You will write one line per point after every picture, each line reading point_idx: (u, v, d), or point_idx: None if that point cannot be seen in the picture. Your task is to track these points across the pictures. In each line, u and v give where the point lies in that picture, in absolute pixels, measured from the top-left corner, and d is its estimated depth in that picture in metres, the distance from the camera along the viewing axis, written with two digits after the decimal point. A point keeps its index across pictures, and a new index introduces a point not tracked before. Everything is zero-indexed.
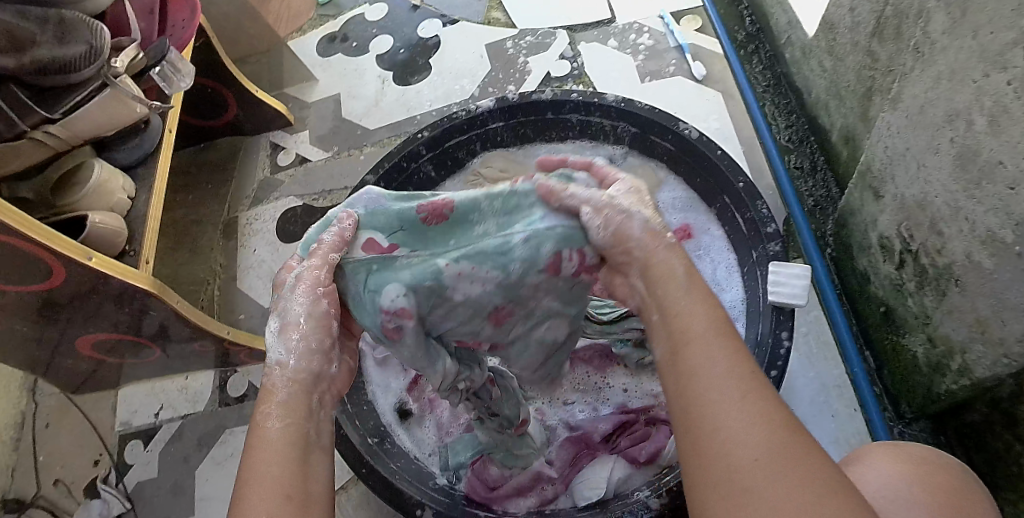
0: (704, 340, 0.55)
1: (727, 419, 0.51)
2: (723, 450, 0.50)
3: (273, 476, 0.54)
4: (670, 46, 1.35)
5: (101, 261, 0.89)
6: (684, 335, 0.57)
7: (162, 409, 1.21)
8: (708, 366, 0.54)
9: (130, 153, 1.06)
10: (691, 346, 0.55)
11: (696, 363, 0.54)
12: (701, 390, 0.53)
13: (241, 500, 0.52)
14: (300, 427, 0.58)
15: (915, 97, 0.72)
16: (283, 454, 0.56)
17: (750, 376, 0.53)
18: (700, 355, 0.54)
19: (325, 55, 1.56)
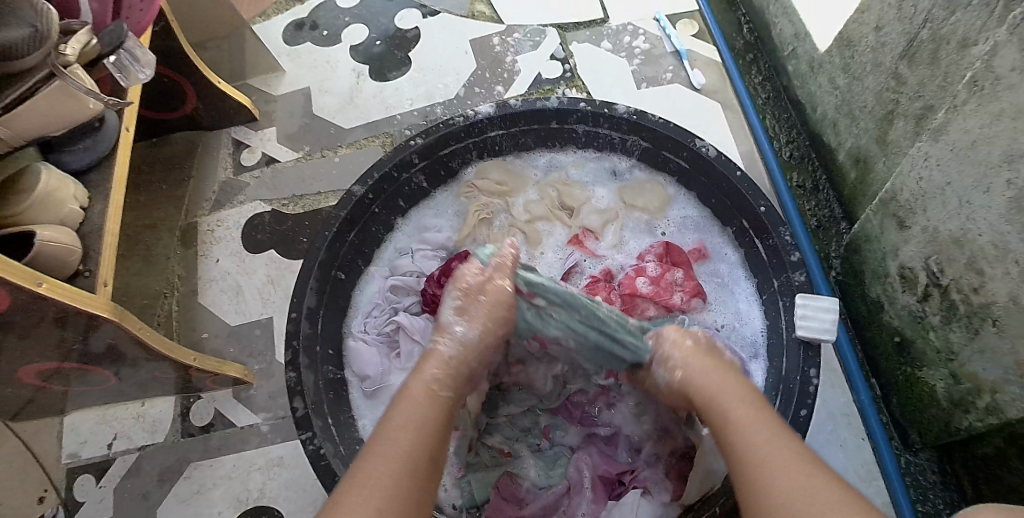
0: (740, 423, 0.67)
1: (771, 452, 0.63)
2: (761, 495, 0.61)
3: (409, 434, 0.68)
4: (667, 51, 1.31)
5: (51, 287, 0.81)
6: (718, 407, 0.70)
7: (116, 439, 1.13)
8: (746, 422, 0.67)
9: (82, 157, 0.95)
10: (729, 427, 0.68)
11: (733, 425, 0.68)
12: (739, 438, 0.66)
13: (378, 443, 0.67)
14: (443, 406, 0.72)
15: (967, 131, 0.71)
16: (433, 417, 0.70)
17: (764, 417, 0.67)
18: (726, 413, 0.69)
19: (292, 44, 1.44)
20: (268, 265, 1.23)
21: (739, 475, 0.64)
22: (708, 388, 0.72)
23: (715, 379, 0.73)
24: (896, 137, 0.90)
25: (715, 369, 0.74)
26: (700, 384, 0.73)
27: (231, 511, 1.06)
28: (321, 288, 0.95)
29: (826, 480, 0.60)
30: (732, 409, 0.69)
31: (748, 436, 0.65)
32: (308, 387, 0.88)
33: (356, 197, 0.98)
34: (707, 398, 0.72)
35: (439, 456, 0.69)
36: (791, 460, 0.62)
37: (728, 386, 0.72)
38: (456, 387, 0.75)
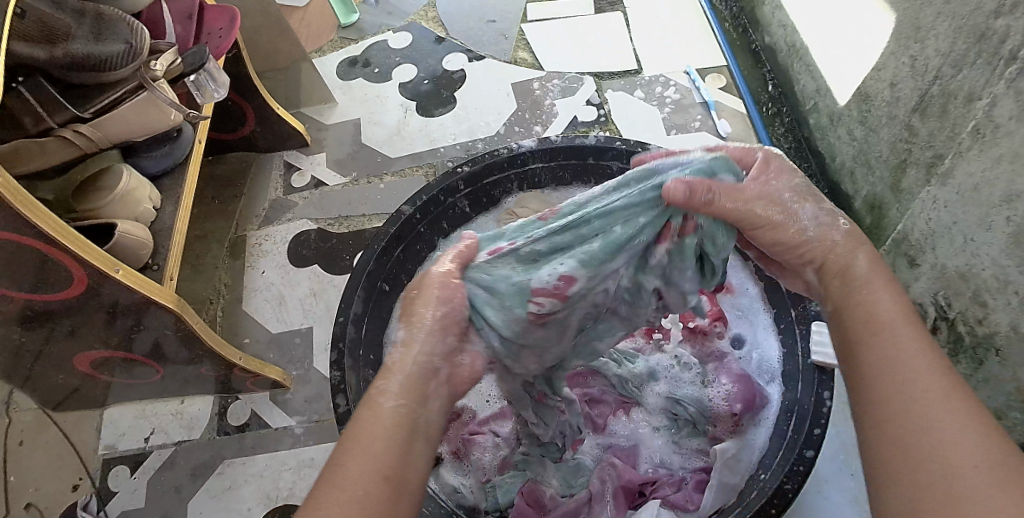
0: (896, 328, 0.59)
1: (947, 405, 0.52)
2: (923, 442, 0.51)
3: (374, 452, 0.58)
4: (697, 102, 1.40)
5: (127, 274, 0.89)
6: (878, 322, 0.60)
7: (154, 433, 1.17)
8: (913, 354, 0.56)
9: (158, 162, 1.07)
10: (880, 332, 0.59)
11: (893, 348, 0.57)
12: (900, 369, 0.56)
13: (338, 465, 0.57)
14: (409, 411, 0.62)
15: (970, 175, 0.78)
16: (390, 436, 0.59)
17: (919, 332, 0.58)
18: (872, 313, 0.61)
19: (345, 78, 1.56)
20: (311, 278, 1.31)
21: (886, 412, 0.55)
22: (866, 301, 0.62)
23: (871, 290, 0.62)
24: (909, 184, 0.97)
25: (879, 275, 0.63)
26: (855, 288, 0.63)
27: (260, 509, 1.09)
28: (367, 298, 1.01)
29: (1010, 463, 0.49)
30: (901, 332, 0.58)
31: (899, 344, 0.57)
32: (351, 385, 0.94)
33: (405, 215, 1.06)
34: (864, 310, 0.61)
35: (401, 475, 0.57)
36: (969, 422, 0.51)
37: (890, 305, 0.61)
38: (414, 394, 0.63)
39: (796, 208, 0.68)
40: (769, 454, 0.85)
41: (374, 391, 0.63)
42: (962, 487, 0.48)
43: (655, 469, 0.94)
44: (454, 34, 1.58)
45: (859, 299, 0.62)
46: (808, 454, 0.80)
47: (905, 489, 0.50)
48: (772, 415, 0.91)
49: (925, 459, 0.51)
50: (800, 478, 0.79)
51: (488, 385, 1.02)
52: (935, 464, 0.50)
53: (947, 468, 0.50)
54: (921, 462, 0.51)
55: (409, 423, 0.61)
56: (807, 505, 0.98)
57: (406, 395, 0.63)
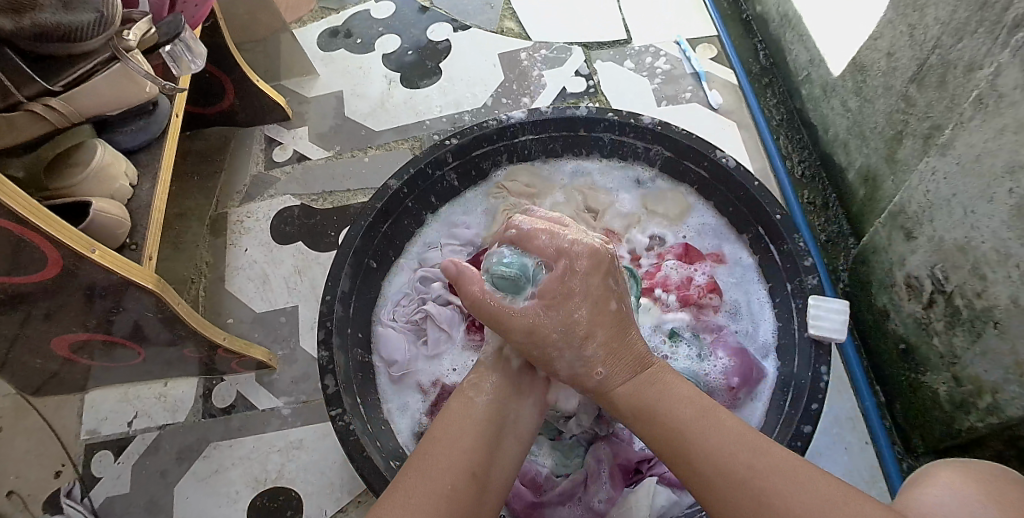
0: (692, 429, 0.66)
1: (768, 492, 0.60)
2: None
3: (465, 440, 0.68)
4: (687, 72, 1.37)
5: (103, 255, 0.86)
6: (673, 432, 0.66)
7: (136, 417, 1.14)
8: (718, 455, 0.63)
9: (134, 137, 1.02)
10: (683, 438, 0.65)
11: (704, 459, 0.63)
12: (723, 475, 0.62)
13: (429, 453, 0.67)
14: (498, 408, 0.73)
15: (972, 146, 0.77)
16: (484, 436, 0.70)
17: (704, 417, 0.67)
18: (660, 419, 0.68)
19: (327, 49, 1.51)
20: (296, 256, 1.27)
21: (734, 514, 0.61)
22: (657, 410, 0.69)
23: (651, 399, 0.70)
24: (905, 156, 0.96)
25: (636, 387, 0.71)
26: (638, 408, 0.70)
27: (250, 491, 1.08)
28: (354, 275, 0.99)
29: (844, 502, 0.58)
30: (694, 436, 0.65)
31: (705, 446, 0.64)
32: (339, 366, 0.91)
33: (392, 190, 1.02)
34: (657, 421, 0.68)
35: (486, 472, 0.68)
36: (800, 494, 0.59)
37: (674, 408, 0.68)
38: (503, 396, 0.75)
39: (552, 346, 0.74)
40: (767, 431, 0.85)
41: (467, 385, 0.76)
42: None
43: None
44: (438, 3, 1.53)
45: (649, 417, 0.69)
46: (805, 429, 0.81)
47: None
48: (768, 388, 0.95)
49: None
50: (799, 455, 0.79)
51: None
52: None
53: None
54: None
55: (497, 424, 0.72)
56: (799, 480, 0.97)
57: (495, 395, 0.74)
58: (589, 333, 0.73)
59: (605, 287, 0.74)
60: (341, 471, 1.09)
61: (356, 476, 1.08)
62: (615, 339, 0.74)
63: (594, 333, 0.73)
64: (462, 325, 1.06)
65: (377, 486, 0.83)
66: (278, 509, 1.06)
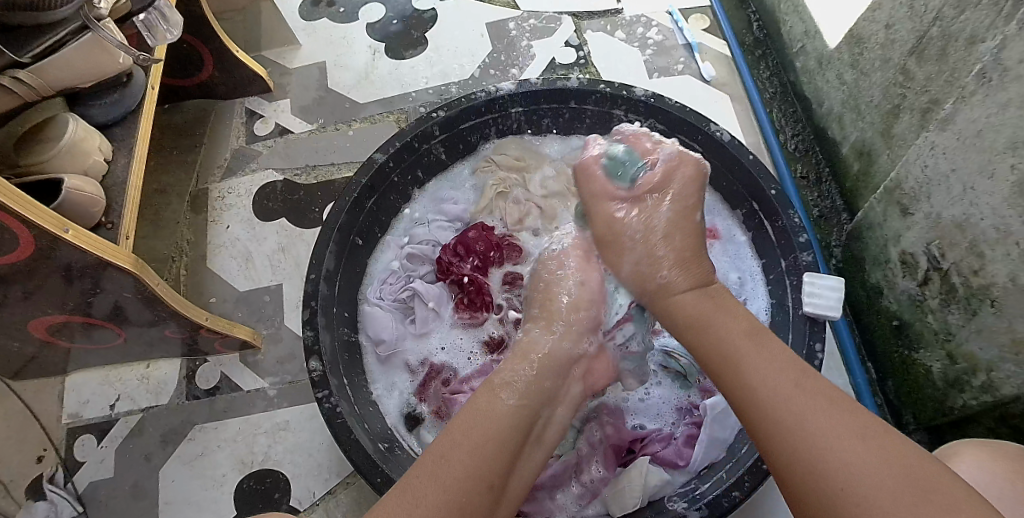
0: (743, 350, 0.63)
1: (808, 415, 0.56)
2: (810, 443, 0.54)
3: (484, 444, 0.65)
4: (679, 43, 1.34)
5: (77, 235, 0.82)
6: (725, 356, 0.64)
7: (119, 400, 1.11)
8: (767, 372, 0.61)
9: (107, 111, 0.98)
10: (739, 357, 0.63)
11: (750, 374, 0.61)
12: (766, 396, 0.59)
13: (447, 451, 0.64)
14: (524, 413, 0.70)
15: (973, 121, 0.75)
16: (509, 442, 0.67)
17: (759, 340, 0.64)
18: (714, 333, 0.67)
19: (308, 19, 1.45)
20: (279, 233, 1.24)
21: (772, 430, 0.57)
22: (709, 324, 0.68)
23: (708, 316, 0.69)
24: (902, 130, 0.95)
25: (694, 301, 0.71)
26: (693, 320, 0.69)
27: (236, 474, 1.06)
28: (339, 252, 0.96)
29: (880, 437, 0.53)
30: (747, 353, 0.63)
31: (757, 362, 0.62)
32: (325, 346, 0.89)
33: (377, 164, 0.99)
34: (709, 336, 0.67)
35: (503, 481, 0.65)
36: (834, 421, 0.55)
37: (728, 324, 0.67)
38: (530, 401, 0.71)
39: (630, 243, 0.77)
40: None
41: (499, 382, 0.71)
42: (858, 488, 0.51)
43: (643, 423, 0.93)
44: None
45: (701, 331, 0.68)
46: None
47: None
48: None
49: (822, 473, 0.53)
50: None
51: (472, 341, 1.01)
52: (828, 478, 0.52)
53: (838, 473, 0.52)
54: (820, 477, 0.53)
55: (522, 430, 0.69)
56: None
57: (525, 398, 0.71)
58: (666, 235, 0.75)
59: (697, 196, 0.78)
60: (329, 452, 1.07)
61: (344, 458, 1.06)
62: (690, 251, 0.75)
63: (671, 237, 0.75)
64: (451, 303, 1.04)
65: (366, 469, 0.82)
66: (265, 492, 1.05)
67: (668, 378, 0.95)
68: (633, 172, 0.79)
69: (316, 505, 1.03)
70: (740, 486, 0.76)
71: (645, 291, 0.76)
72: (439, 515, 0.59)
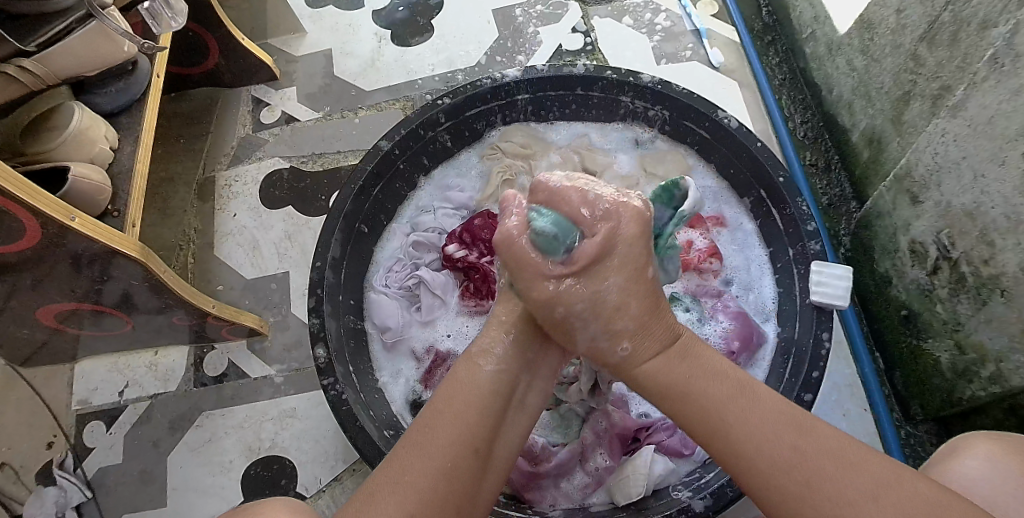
0: (730, 416, 0.60)
1: (819, 479, 0.55)
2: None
3: (465, 411, 0.64)
4: (687, 29, 1.33)
5: (84, 222, 0.83)
6: (713, 420, 0.60)
7: (127, 387, 1.12)
8: (761, 442, 0.58)
9: (113, 98, 0.98)
10: (726, 424, 0.60)
11: (749, 450, 0.58)
12: (769, 469, 0.57)
13: (427, 423, 0.63)
14: (508, 379, 0.68)
15: (985, 108, 0.74)
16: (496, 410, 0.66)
17: (742, 403, 0.60)
18: (691, 400, 0.62)
19: (314, 6, 1.45)
20: (285, 221, 1.24)
21: (784, 498, 0.56)
22: (688, 393, 0.63)
23: (683, 384, 0.63)
24: (912, 117, 0.94)
25: (663, 368, 0.65)
26: (666, 387, 0.64)
27: (243, 461, 1.07)
28: (345, 240, 0.96)
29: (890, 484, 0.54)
30: (735, 422, 0.59)
31: (748, 429, 0.59)
32: (331, 333, 0.89)
33: (383, 152, 0.98)
34: (689, 407, 0.62)
35: (488, 448, 0.64)
36: (844, 476, 0.55)
37: (705, 391, 0.62)
38: (513, 366, 0.69)
39: (579, 319, 0.66)
40: None
41: (476, 350, 0.69)
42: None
43: (647, 411, 0.93)
44: None
45: (678, 399, 0.63)
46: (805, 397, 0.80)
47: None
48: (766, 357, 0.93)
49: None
50: None
51: (477, 330, 1.01)
52: None
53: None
54: None
55: (504, 394, 0.68)
56: None
57: (504, 364, 0.69)
58: (613, 306, 0.65)
59: (648, 253, 0.65)
60: (335, 439, 1.08)
61: (350, 444, 1.07)
62: (650, 312, 0.66)
63: (625, 303, 0.65)
64: (457, 291, 1.04)
65: (371, 455, 0.82)
66: (272, 478, 1.06)
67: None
68: (564, 245, 0.64)
69: (323, 491, 1.04)
70: None
71: (607, 365, 0.68)
72: (421, 485, 0.59)
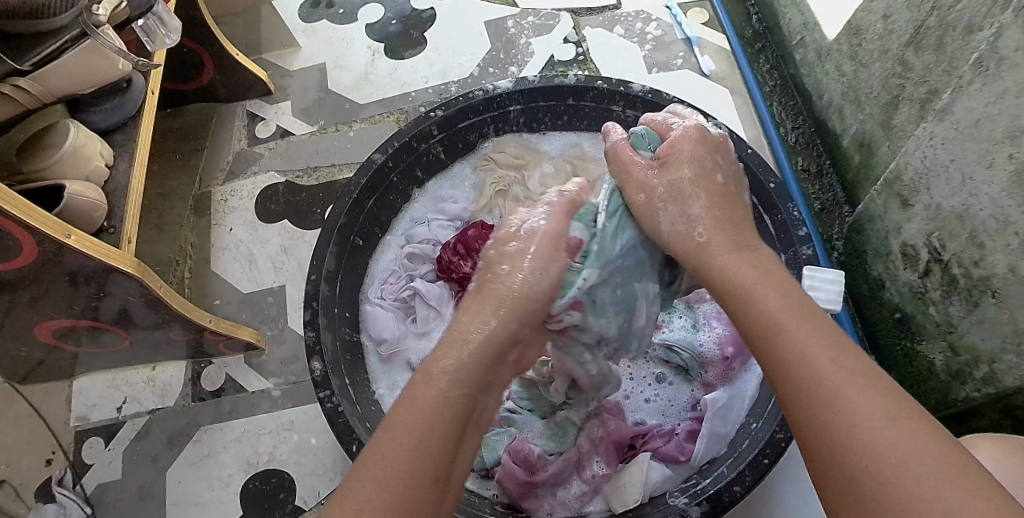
0: (783, 323, 0.57)
1: (843, 391, 0.51)
2: (840, 429, 0.50)
3: (422, 433, 0.57)
4: (678, 38, 1.34)
5: (79, 240, 0.83)
6: (766, 326, 0.58)
7: (125, 403, 1.12)
8: (805, 347, 0.54)
9: (108, 115, 0.99)
10: (773, 329, 0.57)
11: (789, 350, 0.55)
12: (798, 375, 0.54)
13: (382, 450, 0.55)
14: (467, 395, 0.61)
15: (971, 111, 0.75)
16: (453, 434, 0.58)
17: (801, 313, 0.57)
18: (751, 304, 0.60)
19: (308, 21, 1.46)
20: (281, 234, 1.25)
21: (803, 407, 0.52)
22: (747, 298, 0.60)
23: (747, 283, 0.62)
24: (901, 122, 0.94)
25: (741, 263, 0.64)
26: (737, 284, 0.62)
27: (241, 475, 1.07)
28: (340, 253, 0.96)
29: (910, 423, 0.48)
30: (786, 329, 0.56)
31: (795, 334, 0.55)
32: (327, 346, 0.89)
33: (376, 165, 0.99)
34: (747, 311, 0.60)
35: (448, 473, 0.57)
36: (863, 400, 0.50)
37: (769, 297, 0.59)
38: (473, 382, 0.62)
39: (660, 204, 0.72)
40: (760, 403, 0.85)
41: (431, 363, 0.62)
42: (884, 471, 0.47)
43: (643, 419, 0.94)
44: None
45: (739, 302, 0.61)
46: None
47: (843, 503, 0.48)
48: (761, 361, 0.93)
49: (843, 450, 0.49)
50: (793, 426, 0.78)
51: None
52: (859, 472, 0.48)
53: (864, 452, 0.48)
54: (843, 459, 0.49)
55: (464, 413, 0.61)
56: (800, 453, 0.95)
57: (466, 380, 0.62)
58: (688, 195, 0.70)
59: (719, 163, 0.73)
60: (332, 452, 1.08)
61: (347, 457, 1.07)
62: (727, 221, 0.68)
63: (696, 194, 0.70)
64: (452, 302, 1.04)
65: None
66: (270, 493, 1.06)
67: (671, 374, 0.96)
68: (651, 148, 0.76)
69: (321, 505, 1.04)
70: (741, 481, 0.76)
71: (682, 253, 0.69)
72: None
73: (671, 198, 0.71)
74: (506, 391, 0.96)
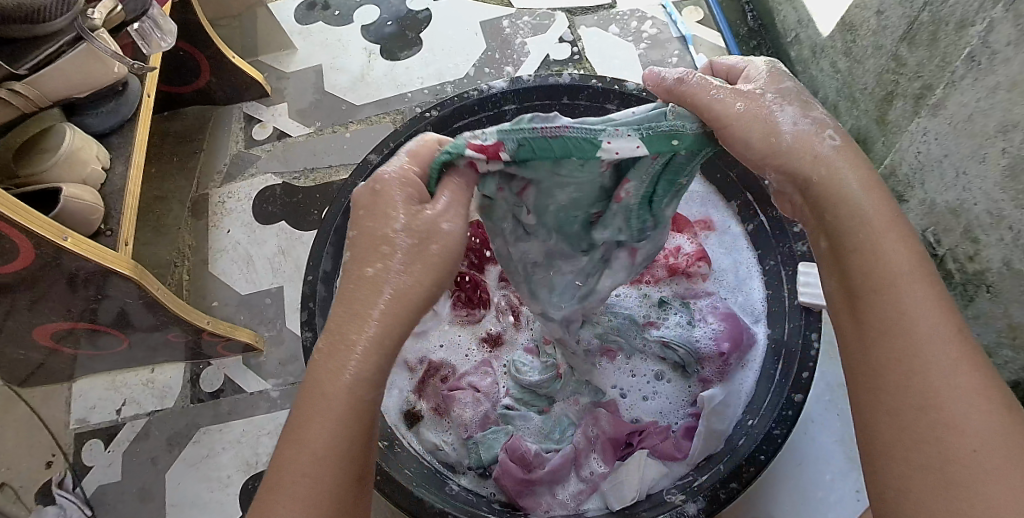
0: (903, 281, 0.51)
1: (946, 373, 0.48)
2: (940, 413, 0.47)
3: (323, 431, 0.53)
4: (673, 36, 1.34)
5: (77, 242, 0.83)
6: (883, 282, 0.52)
7: (125, 405, 1.12)
8: (920, 315, 0.50)
9: (104, 120, 0.99)
10: (891, 289, 0.51)
11: (904, 315, 0.50)
12: (905, 347, 0.50)
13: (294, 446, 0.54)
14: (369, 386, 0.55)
15: (963, 106, 0.75)
16: (358, 432, 0.54)
17: (923, 273, 0.52)
18: (873, 254, 0.53)
19: (304, 23, 1.46)
20: (278, 235, 1.25)
21: (902, 381, 0.49)
22: (865, 246, 0.54)
23: (875, 228, 0.54)
24: (897, 117, 0.95)
25: (868, 202, 0.55)
26: (861, 230, 0.54)
27: (241, 476, 1.07)
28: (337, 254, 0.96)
29: (1016, 421, 0.47)
30: (904, 290, 0.51)
31: (912, 299, 0.51)
32: None
33: (372, 165, 0.99)
34: (862, 261, 0.53)
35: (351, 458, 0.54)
36: (976, 387, 0.47)
37: (892, 254, 0.53)
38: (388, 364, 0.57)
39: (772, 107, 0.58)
40: (755, 401, 0.85)
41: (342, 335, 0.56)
42: (978, 467, 0.45)
43: (639, 416, 0.94)
44: None
45: (856, 246, 0.54)
46: (797, 397, 0.80)
47: (926, 487, 0.46)
48: (758, 356, 0.93)
49: (946, 434, 0.47)
50: (789, 422, 0.78)
51: (466, 338, 1.01)
52: (948, 462, 0.46)
53: (967, 437, 0.46)
54: (929, 444, 0.47)
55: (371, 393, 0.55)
56: (799, 449, 0.94)
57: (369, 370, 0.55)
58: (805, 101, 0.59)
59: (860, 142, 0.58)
60: None
61: None
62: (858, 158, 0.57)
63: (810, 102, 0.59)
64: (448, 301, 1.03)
65: None
66: None
67: (668, 371, 0.96)
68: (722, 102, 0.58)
69: None
70: (738, 478, 0.77)
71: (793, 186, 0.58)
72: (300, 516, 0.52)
73: (785, 100, 0.58)
74: (502, 391, 0.97)
